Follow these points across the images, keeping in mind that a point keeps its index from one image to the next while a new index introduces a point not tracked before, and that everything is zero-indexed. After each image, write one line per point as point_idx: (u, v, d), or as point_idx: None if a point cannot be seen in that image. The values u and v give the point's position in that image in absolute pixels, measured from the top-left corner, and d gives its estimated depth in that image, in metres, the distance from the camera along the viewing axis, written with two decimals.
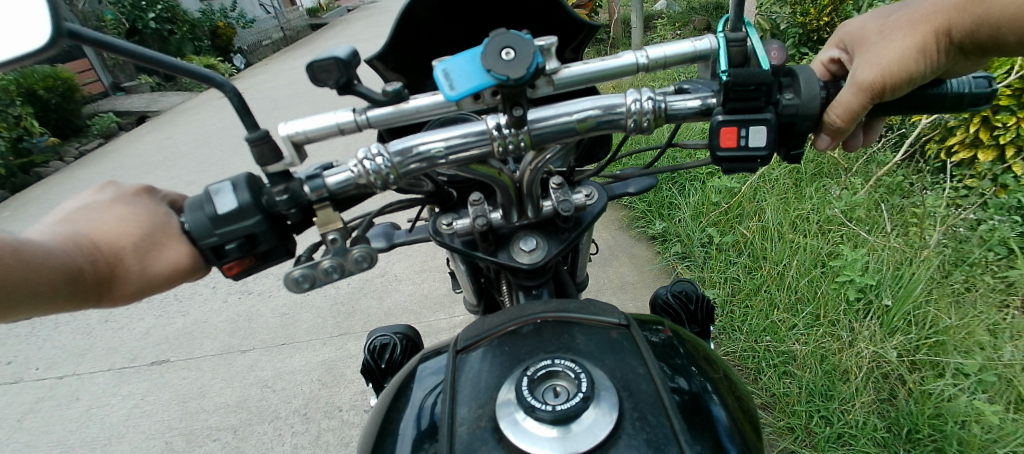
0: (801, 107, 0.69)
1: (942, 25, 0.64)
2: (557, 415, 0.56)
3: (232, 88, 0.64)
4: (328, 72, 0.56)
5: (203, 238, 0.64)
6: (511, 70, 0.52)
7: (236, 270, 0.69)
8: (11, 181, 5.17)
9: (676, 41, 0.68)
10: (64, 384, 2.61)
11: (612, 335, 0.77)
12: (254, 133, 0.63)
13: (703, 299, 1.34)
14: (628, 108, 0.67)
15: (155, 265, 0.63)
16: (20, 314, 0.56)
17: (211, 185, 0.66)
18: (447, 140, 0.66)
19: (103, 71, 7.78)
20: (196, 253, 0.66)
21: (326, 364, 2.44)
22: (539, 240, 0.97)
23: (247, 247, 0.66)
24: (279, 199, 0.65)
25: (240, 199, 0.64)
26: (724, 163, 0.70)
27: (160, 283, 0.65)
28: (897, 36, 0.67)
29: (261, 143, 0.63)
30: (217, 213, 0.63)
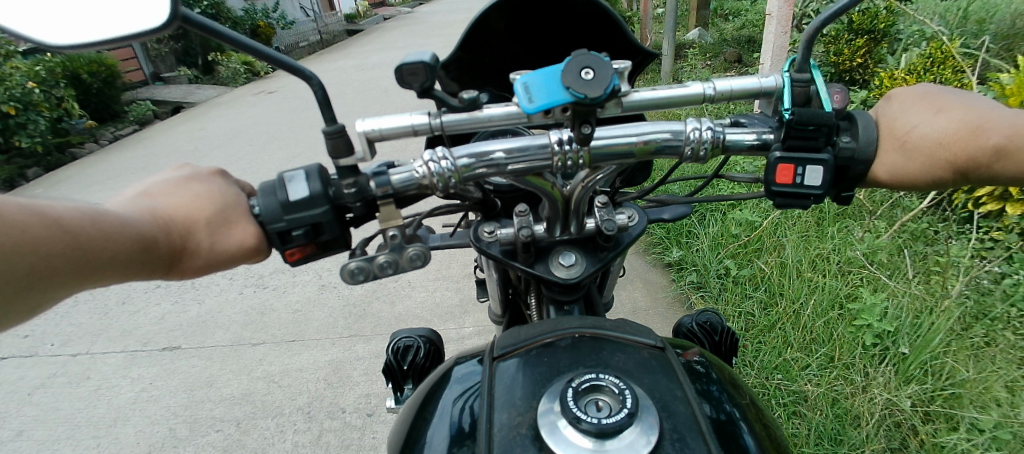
0: (858, 152, 0.71)
1: (972, 160, 0.63)
2: (601, 428, 0.58)
3: (316, 81, 0.67)
4: (414, 75, 0.63)
5: (271, 222, 0.68)
6: (589, 89, 0.58)
7: (296, 256, 0.72)
8: (46, 159, 5.38)
9: (742, 78, 0.74)
10: (76, 362, 2.67)
11: (646, 354, 0.79)
12: (332, 126, 0.66)
13: (728, 332, 1.34)
14: (688, 136, 0.72)
15: (224, 242, 0.67)
16: (98, 280, 0.56)
17: (284, 171, 0.71)
18: (510, 149, 0.71)
19: (145, 61, 8.10)
20: (260, 234, 0.70)
21: (333, 364, 2.46)
22: (578, 256, 0.99)
23: (312, 235, 0.69)
24: (347, 191, 0.69)
25: (312, 187, 0.68)
26: (778, 197, 0.73)
27: (225, 259, 0.68)
28: (917, 162, 0.67)
29: (337, 137, 0.66)
30: (289, 199, 0.67)
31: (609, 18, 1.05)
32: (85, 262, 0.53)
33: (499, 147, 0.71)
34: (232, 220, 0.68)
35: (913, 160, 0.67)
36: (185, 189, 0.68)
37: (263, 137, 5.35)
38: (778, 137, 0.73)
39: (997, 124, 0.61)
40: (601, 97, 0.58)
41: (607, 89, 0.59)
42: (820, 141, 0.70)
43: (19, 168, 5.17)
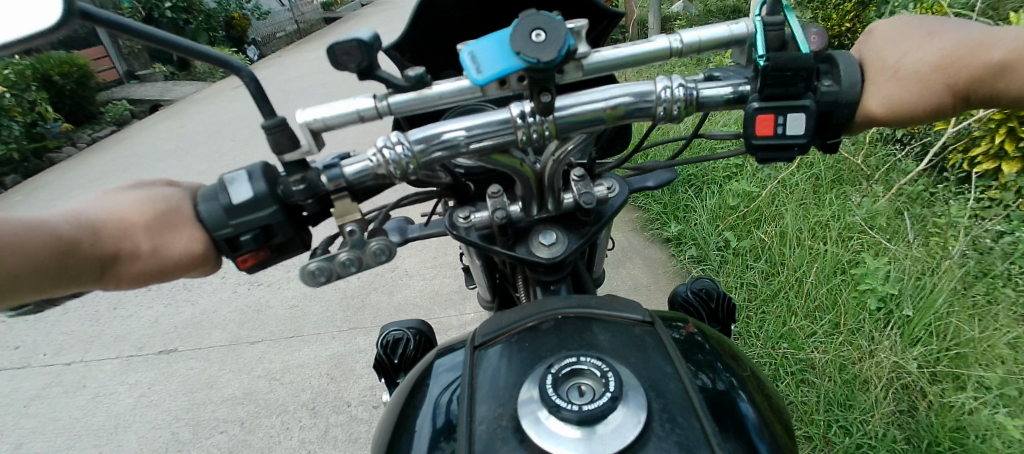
0: (841, 95, 0.66)
1: (972, 79, 0.59)
2: (583, 416, 0.54)
3: (248, 74, 0.65)
4: (349, 56, 0.58)
5: (218, 229, 0.63)
6: (542, 53, 0.52)
7: (250, 262, 0.68)
8: (23, 164, 5.27)
9: (712, 26, 0.69)
10: (71, 371, 2.64)
11: (635, 331, 0.75)
12: (270, 120, 0.62)
13: (724, 298, 1.31)
14: (659, 96, 0.67)
15: (166, 246, 0.61)
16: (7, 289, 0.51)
17: (226, 173, 0.65)
18: (470, 127, 0.65)
19: (119, 59, 7.89)
20: (207, 239, 0.64)
21: (336, 357, 2.43)
22: (559, 234, 0.95)
23: (263, 238, 0.65)
24: (295, 189, 0.64)
25: (256, 188, 0.62)
26: (759, 152, 0.68)
27: (170, 265, 0.62)
28: (917, 88, 0.62)
29: (278, 131, 0.62)
30: (232, 203, 0.62)
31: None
32: None
33: (458, 126, 0.66)
34: (177, 224, 0.63)
35: (913, 86, 0.62)
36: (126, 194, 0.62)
37: (246, 132, 5.24)
38: (755, 88, 0.68)
39: (996, 46, 0.57)
40: (554, 60, 0.52)
41: (561, 51, 0.53)
42: (801, 87, 0.65)
43: None
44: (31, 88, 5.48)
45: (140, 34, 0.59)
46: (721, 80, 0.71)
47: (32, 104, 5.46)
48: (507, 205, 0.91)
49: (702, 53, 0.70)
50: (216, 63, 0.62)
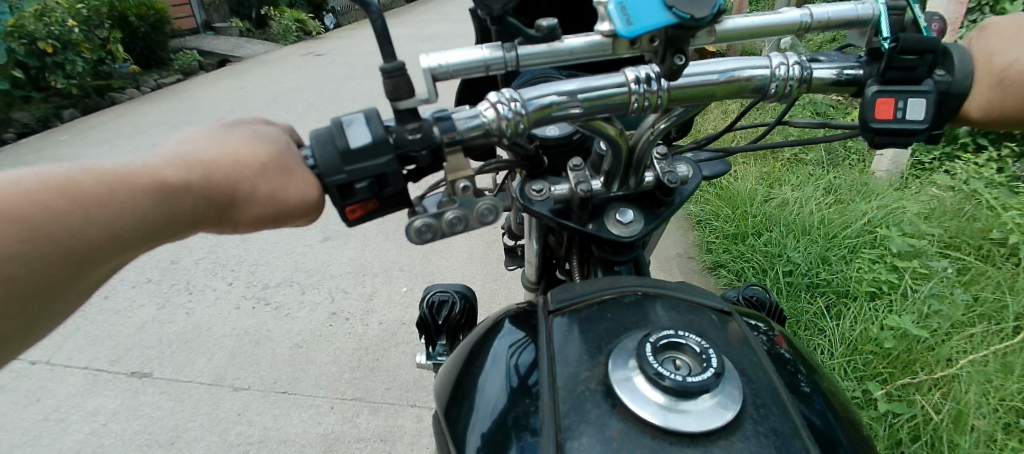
0: (953, 85, 0.66)
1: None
2: (686, 386, 0.54)
3: (376, 11, 0.61)
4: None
5: (330, 174, 0.61)
6: (695, 9, 0.53)
7: (357, 214, 0.66)
8: (85, 101, 5.43)
9: (840, 3, 0.70)
10: (32, 373, 2.41)
11: (715, 317, 0.74)
12: (392, 65, 0.61)
13: (775, 307, 1.27)
14: (773, 72, 0.68)
15: (282, 192, 0.60)
16: (130, 236, 0.56)
17: (339, 117, 0.65)
18: (584, 84, 0.65)
19: (198, 9, 8.24)
20: (319, 185, 0.62)
21: (326, 440, 2.05)
22: (635, 213, 0.94)
23: (377, 187, 0.63)
24: (411, 137, 0.63)
25: (374, 133, 0.61)
26: (876, 136, 0.68)
27: (285, 211, 0.61)
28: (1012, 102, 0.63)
29: (397, 75, 0.61)
30: (350, 147, 0.61)
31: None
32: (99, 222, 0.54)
33: (569, 87, 0.65)
34: (284, 166, 0.61)
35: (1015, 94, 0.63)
36: (232, 133, 0.62)
37: (299, 101, 5.31)
38: (870, 72, 0.70)
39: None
40: (708, 18, 0.54)
41: (711, 10, 0.54)
42: (921, 72, 0.66)
43: (55, 108, 5.19)
44: (104, 25, 5.59)
45: None
46: (826, 62, 0.72)
47: (104, 42, 5.59)
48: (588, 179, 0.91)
49: (826, 31, 0.72)
50: None
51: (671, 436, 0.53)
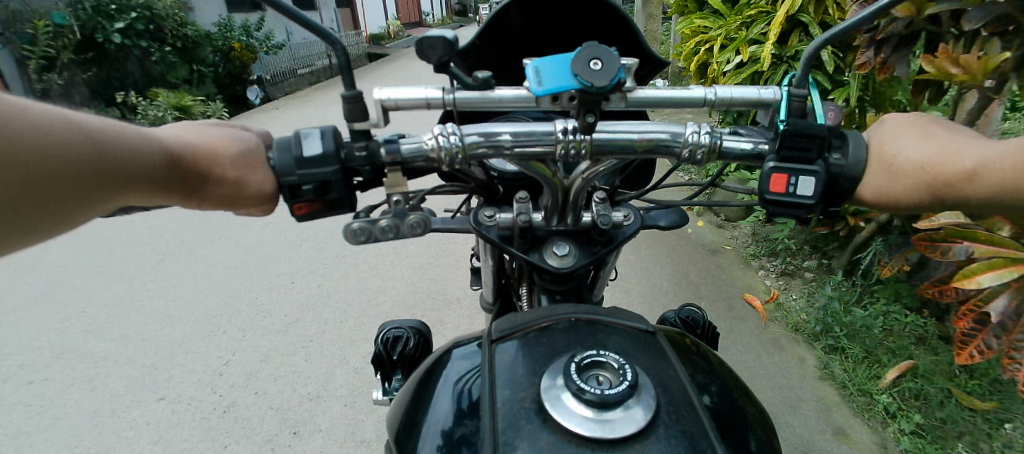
0: (846, 169, 0.75)
1: (947, 184, 0.65)
2: (604, 398, 0.61)
3: (341, 47, 0.68)
4: (433, 50, 0.66)
5: (286, 177, 0.71)
6: (596, 78, 0.61)
7: (304, 210, 0.75)
8: None
9: (743, 87, 0.78)
10: None
11: (642, 338, 0.82)
12: (351, 92, 0.69)
13: (708, 325, 1.37)
14: (687, 139, 0.76)
15: (247, 182, 0.70)
16: (120, 188, 0.59)
17: (300, 129, 0.74)
18: (516, 132, 0.73)
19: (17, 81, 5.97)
20: (276, 181, 0.73)
21: None
22: (572, 247, 1.02)
23: (321, 192, 0.72)
24: (358, 154, 0.73)
25: (325, 146, 0.71)
26: (771, 205, 0.77)
27: (246, 200, 0.71)
28: (900, 179, 0.70)
29: (354, 102, 0.69)
30: (303, 155, 0.70)
31: (627, 25, 1.03)
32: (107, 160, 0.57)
33: (507, 130, 0.74)
34: (251, 162, 0.71)
35: (898, 180, 0.70)
36: (210, 129, 0.72)
37: None
38: (772, 148, 0.78)
39: (968, 153, 0.65)
40: (606, 87, 0.61)
41: (613, 80, 0.62)
42: (813, 153, 0.74)
43: None
44: None
45: None
46: (745, 136, 0.81)
47: None
48: (530, 212, 0.99)
49: (731, 109, 0.80)
50: (316, 35, 0.67)
51: (593, 443, 0.60)
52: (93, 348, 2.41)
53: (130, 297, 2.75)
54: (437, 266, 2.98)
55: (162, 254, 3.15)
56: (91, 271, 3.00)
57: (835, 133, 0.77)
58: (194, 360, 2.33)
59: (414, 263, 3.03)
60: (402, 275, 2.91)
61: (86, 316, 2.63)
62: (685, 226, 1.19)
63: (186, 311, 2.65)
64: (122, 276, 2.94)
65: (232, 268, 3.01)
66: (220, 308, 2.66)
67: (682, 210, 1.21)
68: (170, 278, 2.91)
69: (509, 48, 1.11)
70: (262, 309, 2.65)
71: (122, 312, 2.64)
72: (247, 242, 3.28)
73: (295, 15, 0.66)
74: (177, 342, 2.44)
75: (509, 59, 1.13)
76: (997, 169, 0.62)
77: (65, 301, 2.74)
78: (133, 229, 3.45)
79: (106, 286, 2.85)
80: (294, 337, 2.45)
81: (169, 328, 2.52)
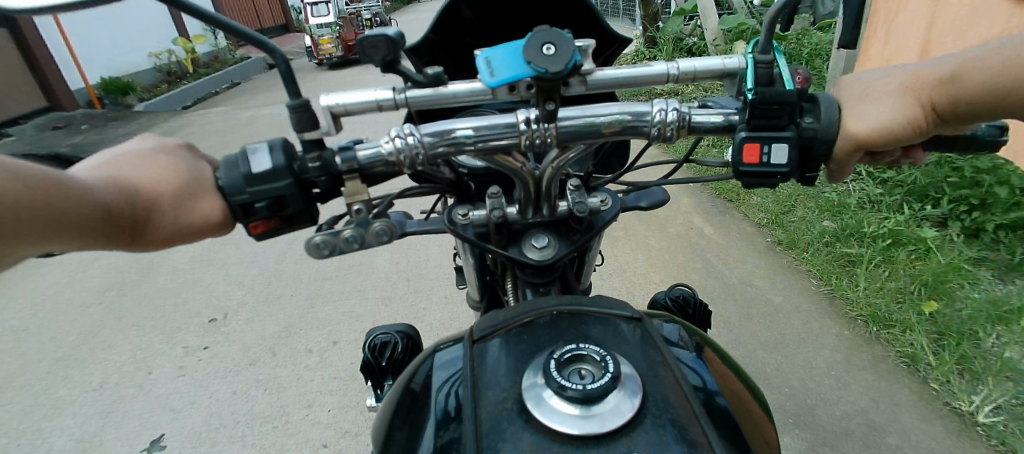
0: (819, 131, 0.73)
1: (937, 92, 0.68)
2: (587, 393, 0.60)
3: (281, 54, 0.65)
4: (376, 48, 0.63)
5: (234, 195, 0.68)
6: (550, 64, 0.59)
7: (261, 229, 0.72)
8: None
9: (705, 58, 0.76)
10: None
11: (624, 326, 0.80)
12: (298, 100, 0.66)
13: (699, 304, 1.36)
14: (652, 117, 0.74)
15: (189, 216, 0.67)
16: (49, 241, 0.56)
17: (249, 144, 0.71)
18: (477, 128, 0.71)
19: None
20: (225, 207, 0.69)
21: None
22: (550, 238, 1.00)
23: (275, 208, 0.69)
24: (311, 165, 0.69)
25: (275, 160, 0.68)
26: (746, 177, 0.75)
27: (190, 233, 0.69)
28: (886, 101, 0.71)
29: (302, 111, 0.66)
30: (252, 172, 0.67)
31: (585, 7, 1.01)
32: (37, 213, 0.54)
33: (467, 125, 0.71)
34: (194, 194, 0.68)
35: (883, 99, 0.71)
36: (150, 162, 0.68)
37: None
38: (741, 118, 0.76)
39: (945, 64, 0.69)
40: (562, 72, 0.58)
41: (568, 64, 0.60)
42: (783, 120, 0.72)
43: None
44: None
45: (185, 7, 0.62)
46: (712, 109, 0.79)
47: None
48: (504, 206, 0.97)
49: (696, 82, 0.78)
50: (251, 41, 0.63)
51: (580, 441, 0.59)
52: (76, 393, 2.32)
53: (116, 334, 2.67)
54: (427, 271, 2.94)
55: (140, 287, 3.04)
56: (64, 312, 2.88)
57: (803, 96, 0.75)
58: (187, 394, 2.27)
59: (403, 269, 3.00)
60: (391, 283, 2.87)
61: (66, 359, 2.53)
62: (667, 203, 1.18)
63: (173, 343, 2.57)
64: (100, 313, 2.84)
65: (215, 293, 2.93)
66: (207, 337, 2.59)
67: (663, 190, 1.19)
68: (155, 309, 2.84)
69: (465, 41, 1.07)
70: (249, 335, 2.58)
71: (107, 351, 2.56)
72: (226, 265, 3.19)
73: (226, 24, 0.61)
74: (164, 379, 2.36)
75: (466, 53, 1.09)
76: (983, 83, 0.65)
77: (41, 347, 2.63)
78: (105, 264, 3.32)
79: (86, 325, 2.75)
80: (288, 360, 2.40)
81: (156, 364, 2.45)
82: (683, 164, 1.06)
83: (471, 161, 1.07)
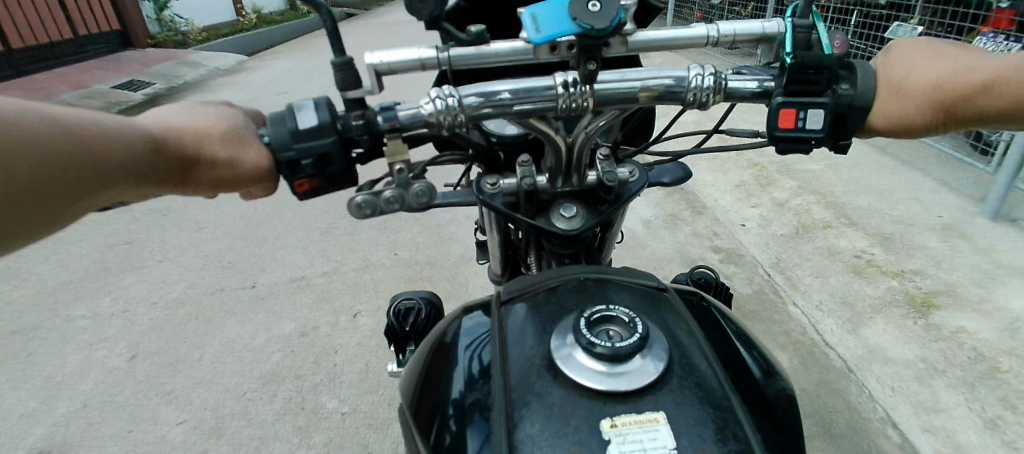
0: (858, 98, 0.71)
1: (966, 98, 0.65)
2: (615, 351, 0.61)
3: (324, 7, 0.66)
4: (422, 4, 0.63)
5: (282, 151, 0.70)
6: (595, 21, 0.59)
7: (304, 188, 0.74)
8: None
9: (746, 22, 0.75)
10: None
11: (650, 295, 0.81)
12: (341, 57, 0.67)
13: (721, 286, 1.36)
14: (690, 81, 0.73)
15: (236, 158, 0.69)
16: (105, 180, 0.59)
17: (293, 103, 0.73)
18: (514, 88, 0.71)
19: None
20: (272, 157, 0.72)
21: None
22: (578, 208, 1.00)
23: (320, 165, 0.71)
24: (354, 123, 0.71)
25: (321, 117, 0.69)
26: (782, 144, 0.74)
27: (239, 177, 0.70)
28: (911, 99, 0.68)
29: (345, 68, 0.68)
30: (298, 129, 0.69)
31: None
32: (82, 151, 0.56)
33: (505, 87, 0.71)
34: (240, 140, 0.71)
35: (908, 100, 0.68)
36: (198, 112, 0.71)
37: None
38: (778, 84, 0.74)
39: (984, 64, 0.64)
40: (607, 29, 0.59)
41: (613, 22, 0.60)
42: (822, 87, 0.71)
43: None
44: None
45: None
46: (748, 75, 0.77)
47: None
48: (533, 175, 0.98)
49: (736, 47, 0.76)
50: None
51: (606, 396, 0.60)
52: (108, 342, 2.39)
53: (144, 289, 2.73)
54: (446, 242, 2.97)
55: (167, 247, 3.10)
56: (95, 266, 2.95)
57: (842, 64, 0.74)
58: (212, 349, 2.33)
59: (422, 240, 3.02)
60: (411, 251, 2.92)
61: (92, 314, 2.56)
62: (688, 176, 1.18)
63: (199, 302, 2.61)
64: (128, 272, 2.87)
65: (241, 257, 2.96)
66: (231, 301, 2.62)
67: (685, 164, 1.19)
68: (184, 267, 2.90)
69: (499, 10, 1.06)
70: (273, 301, 2.60)
71: (138, 305, 2.62)
72: (250, 232, 3.21)
73: None
74: (188, 340, 2.38)
75: (498, 19, 1.08)
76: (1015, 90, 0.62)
77: (76, 297, 2.71)
78: (131, 225, 3.37)
79: (115, 281, 2.81)
80: (312, 321, 2.45)
81: (184, 320, 2.51)
82: (707, 137, 1.05)
83: (500, 129, 1.07)
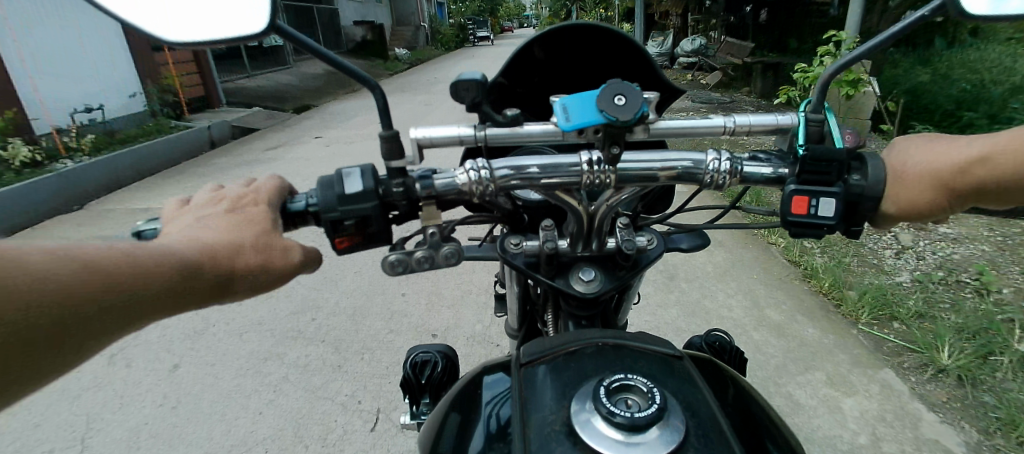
0: (867, 189, 0.75)
1: (966, 182, 0.69)
2: (633, 421, 0.63)
3: (377, 86, 0.74)
4: (467, 91, 0.71)
5: (327, 212, 0.76)
6: (620, 113, 0.65)
7: (344, 245, 0.80)
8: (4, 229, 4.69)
9: (761, 113, 0.82)
10: None
11: (667, 363, 0.83)
12: (390, 131, 0.74)
13: (735, 349, 1.37)
14: (709, 164, 0.79)
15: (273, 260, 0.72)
16: (136, 313, 0.61)
17: (342, 169, 0.79)
18: (545, 164, 0.77)
19: None
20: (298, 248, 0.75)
21: None
22: (597, 273, 1.04)
23: (361, 225, 0.77)
24: (395, 190, 0.77)
25: (366, 184, 0.76)
26: (794, 227, 0.78)
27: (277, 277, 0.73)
28: (916, 187, 0.73)
29: (392, 140, 0.75)
30: (345, 193, 0.75)
31: (645, 60, 1.06)
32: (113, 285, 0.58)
33: (535, 162, 0.78)
34: (270, 242, 0.72)
35: (912, 187, 0.73)
36: (231, 218, 0.73)
37: None
38: (792, 172, 0.80)
39: (978, 151, 0.69)
40: (631, 121, 0.65)
41: (637, 114, 0.66)
42: (832, 176, 0.76)
43: None
44: None
45: (313, 48, 0.74)
46: (764, 161, 0.83)
47: None
48: (556, 239, 1.02)
49: (751, 134, 0.82)
50: (355, 76, 0.73)
51: None
52: (130, 385, 2.41)
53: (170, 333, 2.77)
54: (466, 296, 3.00)
55: None
56: None
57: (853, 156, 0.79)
58: (229, 393, 2.33)
59: (443, 291, 3.05)
60: (431, 302, 2.95)
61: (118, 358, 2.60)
62: (705, 246, 1.21)
63: (219, 348, 2.64)
64: None
65: (263, 304, 2.99)
66: (250, 347, 2.62)
67: (702, 234, 1.23)
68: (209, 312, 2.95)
69: (532, 85, 1.15)
70: (292, 347, 2.61)
71: (163, 348, 2.66)
72: None
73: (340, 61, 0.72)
74: (205, 385, 2.37)
75: (529, 95, 1.17)
76: (1011, 171, 0.67)
77: None
78: None
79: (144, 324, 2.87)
80: (329, 368, 2.45)
81: (204, 364, 2.53)
82: (722, 209, 1.10)
83: (527, 194, 1.14)
